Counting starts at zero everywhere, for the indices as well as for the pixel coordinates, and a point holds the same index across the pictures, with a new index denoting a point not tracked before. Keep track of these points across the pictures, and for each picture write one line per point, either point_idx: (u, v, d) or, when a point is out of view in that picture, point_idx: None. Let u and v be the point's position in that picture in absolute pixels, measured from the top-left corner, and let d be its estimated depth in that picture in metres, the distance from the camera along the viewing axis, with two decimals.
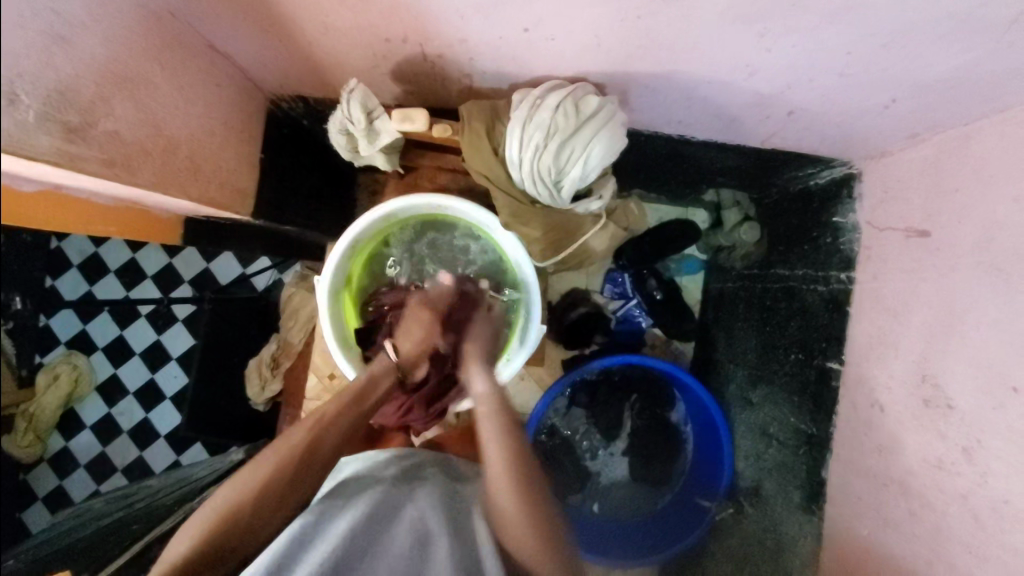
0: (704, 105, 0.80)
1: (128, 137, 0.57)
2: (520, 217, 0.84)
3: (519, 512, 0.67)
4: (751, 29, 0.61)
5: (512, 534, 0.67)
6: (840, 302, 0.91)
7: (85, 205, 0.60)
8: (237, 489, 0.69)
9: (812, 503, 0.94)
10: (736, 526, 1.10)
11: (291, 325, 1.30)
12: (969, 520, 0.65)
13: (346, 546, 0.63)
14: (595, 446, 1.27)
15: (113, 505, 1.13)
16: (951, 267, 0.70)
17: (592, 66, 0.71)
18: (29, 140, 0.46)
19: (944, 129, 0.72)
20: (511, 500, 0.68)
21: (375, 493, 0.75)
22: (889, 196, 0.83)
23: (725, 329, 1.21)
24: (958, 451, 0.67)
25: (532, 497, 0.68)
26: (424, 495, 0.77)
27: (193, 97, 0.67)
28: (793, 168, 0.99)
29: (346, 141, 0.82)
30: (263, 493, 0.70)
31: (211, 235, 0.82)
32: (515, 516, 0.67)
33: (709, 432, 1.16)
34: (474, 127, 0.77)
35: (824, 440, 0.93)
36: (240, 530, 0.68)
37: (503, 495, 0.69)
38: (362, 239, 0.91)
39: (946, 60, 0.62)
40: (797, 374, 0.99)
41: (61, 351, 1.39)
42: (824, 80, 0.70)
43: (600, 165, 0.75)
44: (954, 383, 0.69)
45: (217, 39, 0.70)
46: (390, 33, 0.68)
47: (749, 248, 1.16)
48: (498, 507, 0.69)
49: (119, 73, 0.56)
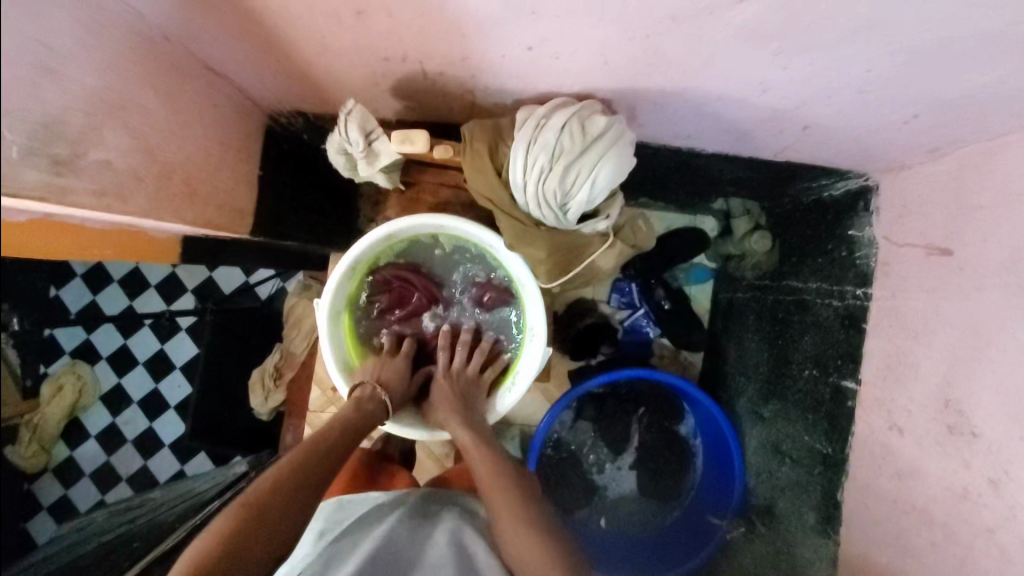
0: (717, 120, 0.77)
1: (120, 166, 0.56)
2: (524, 238, 0.80)
3: (517, 531, 0.73)
4: (768, 47, 0.58)
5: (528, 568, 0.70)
6: (855, 318, 0.88)
7: (77, 231, 0.58)
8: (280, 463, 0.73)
9: (826, 525, 0.92)
10: (748, 545, 1.06)
11: (293, 335, 1.30)
12: (995, 554, 0.63)
13: None
14: (602, 460, 1.25)
15: (117, 519, 1.12)
16: (976, 291, 0.67)
17: (599, 82, 0.68)
18: (15, 176, 0.44)
19: (967, 144, 0.69)
20: (516, 531, 0.73)
21: (380, 530, 0.74)
22: (909, 211, 0.80)
23: (735, 341, 1.18)
24: (984, 482, 0.65)
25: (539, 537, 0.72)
26: (428, 535, 0.75)
27: (187, 119, 0.66)
28: (806, 179, 0.96)
29: (345, 161, 0.79)
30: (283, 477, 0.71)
31: (208, 254, 0.80)
32: (515, 535, 0.72)
33: (721, 447, 1.13)
34: (477, 148, 0.75)
35: (839, 461, 0.90)
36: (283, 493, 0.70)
37: (510, 530, 0.73)
38: (362, 259, 0.88)
39: (972, 77, 0.59)
40: (812, 391, 0.96)
41: (65, 360, 1.37)
42: (843, 97, 0.67)
43: (607, 187, 0.72)
44: (979, 410, 0.66)
45: (213, 58, 0.68)
46: (389, 52, 0.65)
47: (760, 257, 1.13)
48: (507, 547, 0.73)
49: (110, 100, 0.54)
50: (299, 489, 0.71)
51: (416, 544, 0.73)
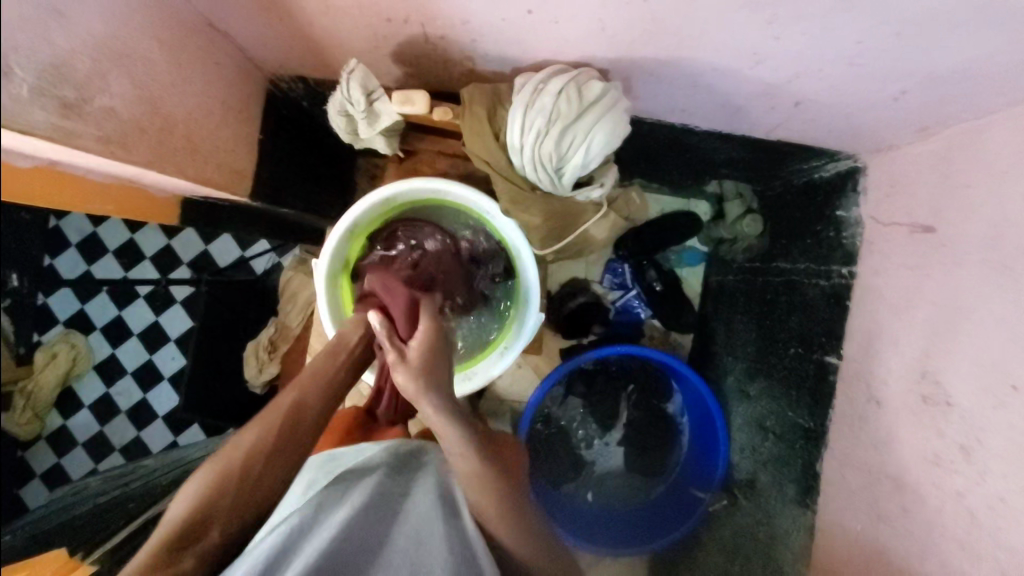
0: (712, 94, 0.79)
1: (125, 114, 0.57)
2: (518, 202, 0.84)
3: (478, 489, 0.74)
4: (763, 14, 0.59)
5: (487, 522, 0.73)
6: (841, 296, 0.91)
7: (84, 182, 0.58)
8: (231, 446, 0.71)
9: (805, 497, 0.95)
10: (729, 518, 1.10)
11: (288, 309, 1.33)
12: (962, 517, 0.66)
13: (347, 540, 0.63)
14: (591, 435, 1.26)
15: (111, 483, 1.12)
16: (955, 264, 0.70)
17: (598, 51, 0.70)
18: (24, 114, 0.46)
19: (952, 124, 0.71)
20: (471, 481, 0.74)
21: (373, 476, 0.76)
22: (895, 190, 0.82)
23: (725, 321, 1.20)
24: (954, 448, 0.67)
25: (498, 497, 0.74)
26: (417, 485, 0.76)
27: (190, 74, 0.67)
28: (798, 160, 0.98)
29: (345, 123, 0.81)
30: (239, 467, 0.69)
31: (208, 218, 0.81)
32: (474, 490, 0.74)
33: (707, 424, 1.16)
34: (476, 113, 0.76)
35: (820, 434, 0.93)
36: (238, 470, 0.69)
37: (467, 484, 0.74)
38: (361, 222, 0.89)
39: (959, 53, 0.61)
40: (796, 368, 0.99)
41: (58, 330, 1.34)
42: (835, 71, 0.69)
43: (601, 152, 0.75)
44: (952, 378, 0.68)
45: (216, 15, 0.69)
46: (392, 13, 0.66)
47: (750, 241, 1.15)
48: (475, 512, 0.73)
49: (115, 48, 0.55)
50: (261, 475, 0.71)
51: (406, 492, 0.75)
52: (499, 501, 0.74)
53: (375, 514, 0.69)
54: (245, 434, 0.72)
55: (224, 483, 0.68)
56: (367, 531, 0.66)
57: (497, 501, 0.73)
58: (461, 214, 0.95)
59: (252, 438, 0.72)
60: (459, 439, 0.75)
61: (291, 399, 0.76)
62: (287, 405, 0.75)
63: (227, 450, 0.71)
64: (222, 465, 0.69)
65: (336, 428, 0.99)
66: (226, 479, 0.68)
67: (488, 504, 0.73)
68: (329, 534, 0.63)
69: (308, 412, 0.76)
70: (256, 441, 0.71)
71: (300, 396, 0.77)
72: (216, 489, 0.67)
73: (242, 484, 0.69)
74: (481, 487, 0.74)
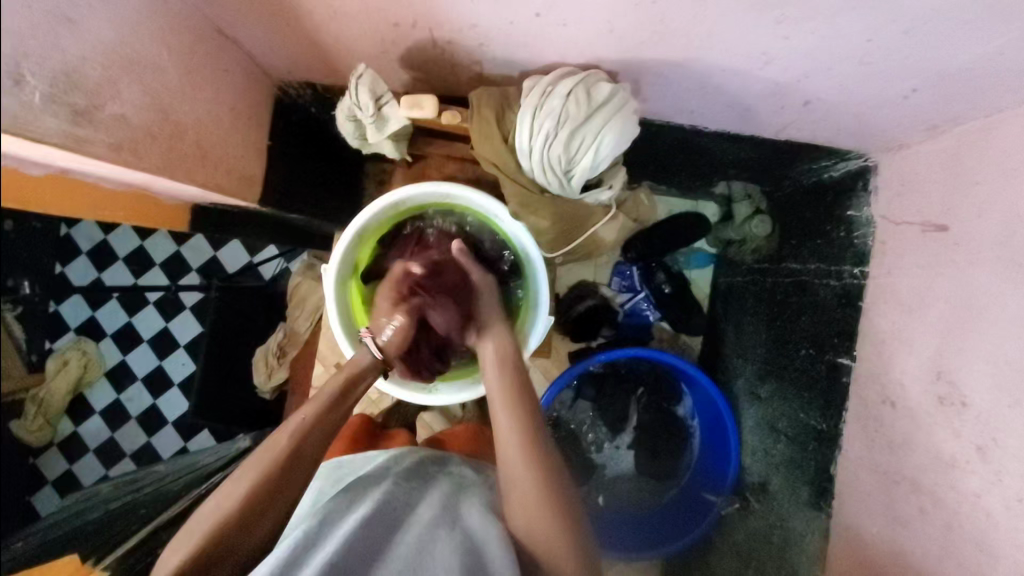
0: (720, 95, 0.79)
1: (135, 121, 0.57)
2: (529, 207, 0.82)
3: (521, 454, 0.72)
4: (770, 14, 0.59)
5: (522, 499, 0.70)
6: (853, 297, 0.90)
7: (95, 189, 0.59)
8: (226, 494, 0.68)
9: (819, 499, 0.94)
10: (742, 521, 1.09)
11: (297, 315, 1.34)
12: (981, 519, 0.65)
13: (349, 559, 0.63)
14: (601, 439, 1.26)
15: (122, 489, 1.13)
16: (969, 262, 0.69)
17: (604, 53, 0.70)
18: (35, 121, 0.46)
19: (963, 121, 0.71)
20: (515, 446, 0.73)
21: (380, 487, 0.76)
22: (907, 189, 0.81)
23: (734, 323, 1.19)
24: (971, 449, 0.66)
25: (546, 475, 0.71)
26: (425, 496, 0.76)
27: (200, 82, 0.67)
28: (807, 160, 0.98)
29: (354, 128, 0.82)
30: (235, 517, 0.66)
31: (217, 224, 0.81)
32: (517, 456, 0.72)
33: (718, 428, 1.15)
34: (484, 116, 0.77)
35: (834, 436, 0.92)
36: (237, 520, 0.66)
37: (510, 451, 0.73)
38: (370, 227, 0.90)
39: (970, 49, 0.60)
40: (807, 369, 0.98)
41: (71, 337, 1.37)
42: (844, 69, 0.68)
43: (611, 154, 0.74)
44: (967, 379, 0.67)
45: (225, 23, 0.70)
46: (399, 18, 0.67)
47: (761, 241, 1.14)
48: (513, 491, 0.71)
49: (125, 56, 0.55)
50: (261, 521, 0.68)
51: (413, 503, 0.74)
52: (540, 472, 0.71)
53: (380, 527, 0.68)
54: (241, 482, 0.69)
55: (221, 536, 0.65)
56: (371, 544, 0.66)
57: (534, 468, 0.71)
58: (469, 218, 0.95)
59: (251, 483, 0.68)
60: (510, 397, 0.78)
61: (289, 443, 0.72)
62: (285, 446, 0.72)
63: (224, 497, 0.68)
64: (219, 515, 0.66)
65: (344, 436, 0.98)
66: (223, 529, 0.65)
67: (528, 472, 0.71)
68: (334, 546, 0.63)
69: (307, 454, 0.73)
70: (252, 487, 0.68)
71: (298, 435, 0.73)
72: (215, 534, 0.65)
73: (240, 533, 0.66)
74: (525, 451, 0.73)
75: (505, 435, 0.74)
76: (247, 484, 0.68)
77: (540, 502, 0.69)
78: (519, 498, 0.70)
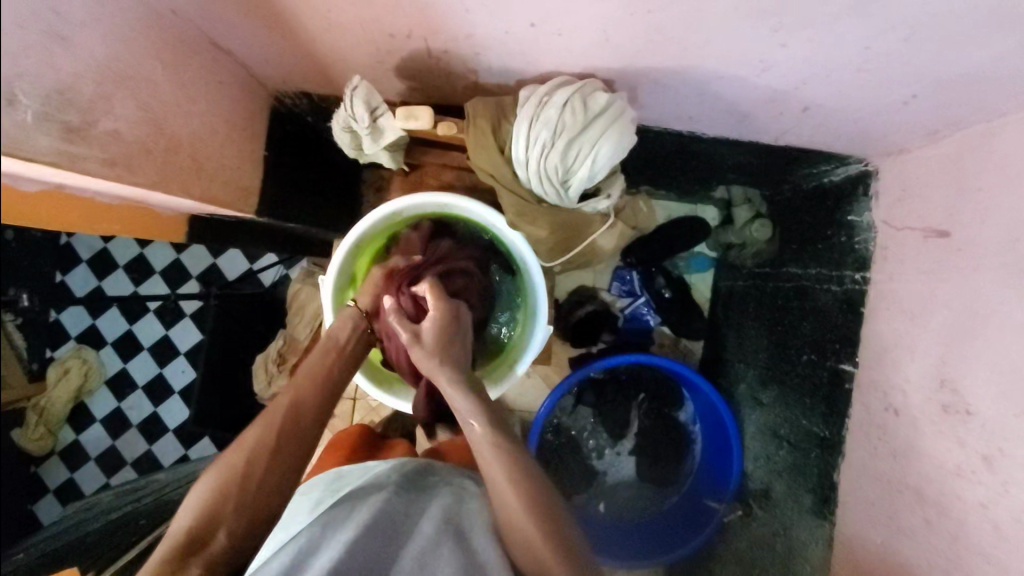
0: (719, 102, 0.79)
1: (129, 136, 0.57)
2: (525, 216, 0.82)
3: (508, 483, 0.66)
4: (767, 22, 0.59)
5: (516, 530, 0.64)
6: (855, 303, 0.89)
7: (90, 203, 0.59)
8: (229, 455, 0.67)
9: (822, 507, 0.93)
10: (744, 529, 1.08)
11: (297, 322, 1.30)
12: (988, 530, 0.64)
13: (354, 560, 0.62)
14: (602, 445, 1.25)
15: (123, 498, 1.12)
16: (972, 269, 0.68)
17: (600, 62, 0.69)
18: (27, 139, 0.46)
19: (964, 127, 0.70)
20: (502, 476, 0.67)
21: (378, 496, 0.76)
22: (908, 194, 0.80)
23: (735, 328, 1.19)
24: (977, 458, 0.65)
25: (538, 502, 0.65)
26: (426, 506, 0.75)
27: (195, 94, 0.67)
28: (807, 165, 0.97)
29: (350, 139, 0.81)
30: (236, 476, 0.65)
31: (214, 233, 0.80)
32: (505, 487, 0.66)
33: (721, 434, 1.14)
34: (480, 126, 0.76)
35: (836, 443, 0.91)
36: (241, 480, 0.65)
37: (495, 479, 0.67)
38: (366, 237, 0.89)
39: (972, 55, 0.59)
40: (809, 375, 0.98)
41: (72, 345, 1.38)
42: (844, 76, 0.68)
43: (608, 164, 0.74)
44: (971, 387, 0.67)
45: (219, 35, 0.69)
46: (394, 29, 0.66)
47: (761, 245, 1.13)
48: (506, 518, 0.65)
49: (119, 71, 0.55)
50: (269, 483, 0.67)
51: (413, 512, 0.74)
52: (527, 498, 0.65)
53: (380, 532, 0.68)
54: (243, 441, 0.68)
55: (226, 493, 0.64)
56: (374, 551, 0.65)
57: (524, 497, 0.65)
58: (467, 227, 0.96)
59: (251, 442, 0.67)
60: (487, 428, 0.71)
61: (288, 403, 0.72)
62: (285, 407, 0.72)
63: (225, 460, 0.67)
64: (223, 476, 0.65)
65: (342, 448, 0.98)
66: (229, 486, 0.64)
67: (517, 504, 0.65)
68: (334, 552, 0.62)
69: (307, 414, 0.72)
70: (255, 445, 0.67)
71: (296, 398, 0.73)
72: (221, 494, 0.64)
73: (244, 490, 0.65)
74: (514, 484, 0.66)
75: (490, 467, 0.68)
76: (248, 447, 0.67)
77: (535, 535, 0.64)
78: (513, 528, 0.65)
